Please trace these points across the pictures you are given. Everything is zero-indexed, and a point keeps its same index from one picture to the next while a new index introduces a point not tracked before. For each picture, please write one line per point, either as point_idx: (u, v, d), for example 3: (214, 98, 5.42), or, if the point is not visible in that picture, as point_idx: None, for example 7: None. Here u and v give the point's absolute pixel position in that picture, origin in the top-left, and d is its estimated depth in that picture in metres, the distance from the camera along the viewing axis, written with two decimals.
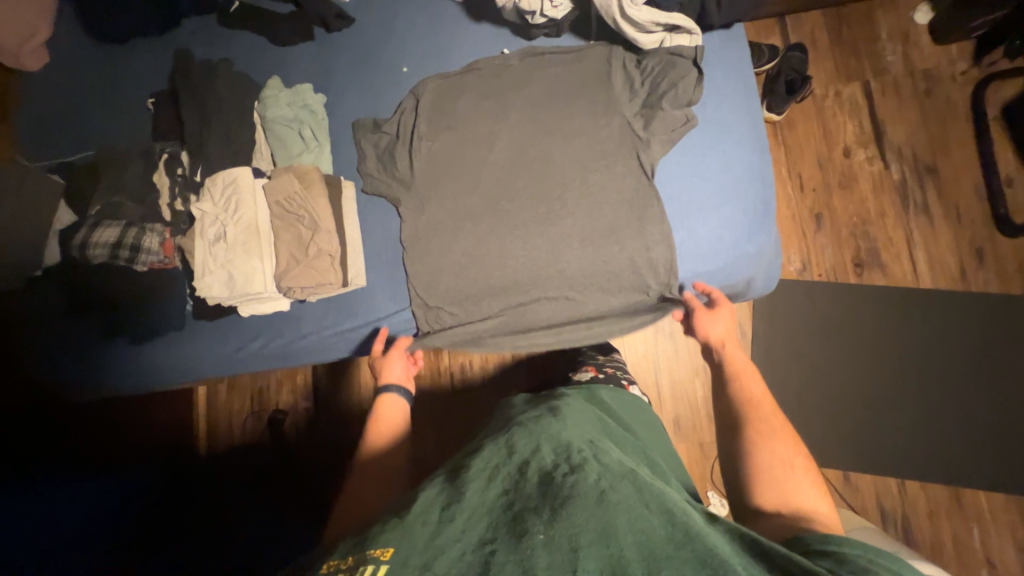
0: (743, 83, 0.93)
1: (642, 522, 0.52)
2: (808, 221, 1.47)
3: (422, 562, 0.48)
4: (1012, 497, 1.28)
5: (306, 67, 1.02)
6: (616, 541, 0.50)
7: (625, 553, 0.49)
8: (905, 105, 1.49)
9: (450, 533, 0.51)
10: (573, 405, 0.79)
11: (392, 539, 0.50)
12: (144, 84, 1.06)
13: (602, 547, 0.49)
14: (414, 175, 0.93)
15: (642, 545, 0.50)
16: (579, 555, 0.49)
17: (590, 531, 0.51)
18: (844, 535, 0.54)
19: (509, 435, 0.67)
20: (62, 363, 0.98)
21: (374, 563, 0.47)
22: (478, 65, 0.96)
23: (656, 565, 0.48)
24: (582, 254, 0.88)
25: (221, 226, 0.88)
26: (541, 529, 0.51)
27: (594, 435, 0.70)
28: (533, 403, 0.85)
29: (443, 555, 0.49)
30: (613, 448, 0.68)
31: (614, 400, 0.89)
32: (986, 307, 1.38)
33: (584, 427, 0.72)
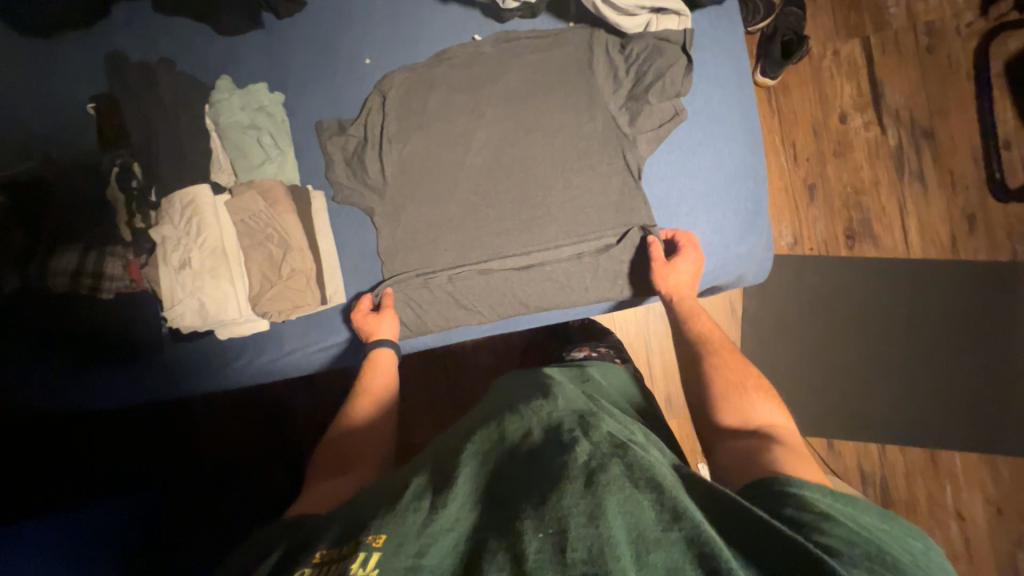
0: (734, 69, 0.92)
1: (632, 502, 0.48)
2: (801, 192, 1.43)
3: (413, 552, 0.46)
4: (985, 456, 1.32)
5: (260, 63, 0.94)
6: (604, 520, 0.46)
7: (615, 534, 0.45)
8: (906, 63, 1.41)
9: (440, 520, 0.50)
10: (563, 384, 0.76)
11: (385, 527, 0.49)
12: (67, 81, 0.93)
13: (589, 526, 0.45)
14: (386, 181, 0.89)
15: (632, 527, 0.46)
16: (567, 536, 0.45)
17: (578, 512, 0.47)
18: (804, 478, 0.57)
19: (499, 418, 0.65)
20: (29, 390, 0.89)
21: (366, 551, 0.46)
22: (448, 55, 0.92)
23: (646, 549, 0.45)
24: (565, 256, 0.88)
25: (185, 251, 0.84)
26: (529, 512, 0.49)
27: (586, 408, 0.67)
28: (523, 379, 0.82)
29: (434, 544, 0.48)
30: (605, 420, 0.64)
31: (604, 378, 0.88)
32: (973, 274, 1.38)
33: (574, 403, 0.68)
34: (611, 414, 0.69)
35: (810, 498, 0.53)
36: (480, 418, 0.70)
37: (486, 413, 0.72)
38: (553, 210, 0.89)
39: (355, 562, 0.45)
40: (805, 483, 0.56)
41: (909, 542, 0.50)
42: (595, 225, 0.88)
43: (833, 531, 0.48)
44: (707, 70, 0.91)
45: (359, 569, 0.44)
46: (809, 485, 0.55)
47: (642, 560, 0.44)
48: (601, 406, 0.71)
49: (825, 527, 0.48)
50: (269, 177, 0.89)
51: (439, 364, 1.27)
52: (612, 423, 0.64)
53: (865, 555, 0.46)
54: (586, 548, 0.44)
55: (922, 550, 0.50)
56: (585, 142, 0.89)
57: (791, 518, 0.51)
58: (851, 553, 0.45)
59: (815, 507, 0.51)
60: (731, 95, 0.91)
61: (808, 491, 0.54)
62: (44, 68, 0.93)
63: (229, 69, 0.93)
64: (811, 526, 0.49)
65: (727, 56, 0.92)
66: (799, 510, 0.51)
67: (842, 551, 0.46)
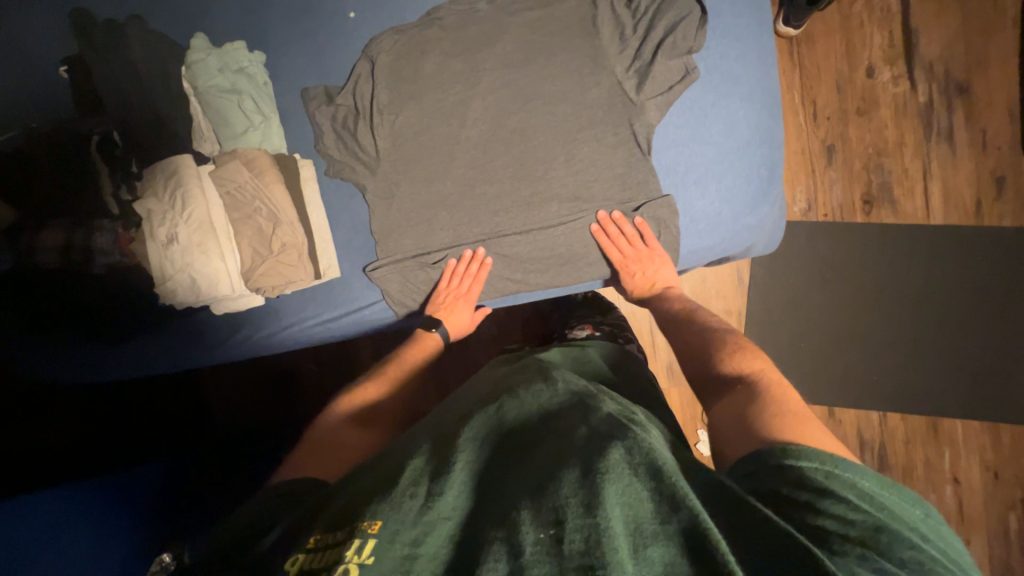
0: (753, 21, 0.84)
1: (632, 491, 0.48)
2: (818, 154, 1.35)
3: (409, 541, 0.47)
4: (987, 424, 1.32)
5: (237, 19, 0.87)
6: (601, 511, 0.45)
7: (612, 527, 0.44)
8: (944, 8, 1.28)
9: (437, 508, 0.50)
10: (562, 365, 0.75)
11: (382, 511, 0.49)
12: (30, 42, 0.87)
13: (585, 518, 0.45)
14: (379, 153, 0.84)
15: (630, 519, 0.46)
16: (564, 529, 0.45)
17: (575, 504, 0.46)
18: (796, 442, 0.53)
19: (499, 401, 0.64)
20: (36, 365, 0.92)
21: (362, 538, 0.46)
22: (440, 13, 0.85)
23: (644, 542, 0.45)
24: (568, 228, 0.85)
25: (172, 225, 0.81)
26: (525, 503, 0.48)
27: (587, 392, 0.65)
28: (521, 363, 0.81)
29: (430, 533, 0.48)
30: (606, 402, 0.63)
31: (603, 359, 0.86)
32: (995, 241, 1.32)
33: (574, 383, 0.67)
34: (613, 395, 0.67)
35: (804, 469, 0.50)
36: (480, 400, 0.69)
37: (487, 393, 0.72)
38: (554, 178, 0.84)
39: (350, 549, 0.45)
40: (797, 448, 0.52)
41: (909, 509, 0.48)
42: (597, 196, 0.84)
43: (826, 510, 0.46)
44: (724, 19, 0.83)
45: (355, 555, 0.44)
46: (805, 451, 0.52)
47: (639, 553, 0.44)
48: (603, 386, 0.70)
49: (818, 508, 0.46)
50: (253, 145, 0.84)
51: None
52: (614, 404, 0.62)
53: (859, 540, 0.44)
54: (583, 539, 0.43)
55: (921, 516, 0.48)
56: (587, 103, 0.83)
57: (781, 493, 0.49)
58: (845, 538, 0.44)
59: (810, 482, 0.49)
60: (749, 49, 0.84)
61: (804, 460, 0.51)
62: (8, 27, 0.87)
63: (205, 25, 0.87)
64: (805, 507, 0.47)
65: (747, 3, 0.84)
66: (791, 486, 0.49)
67: (833, 536, 0.44)
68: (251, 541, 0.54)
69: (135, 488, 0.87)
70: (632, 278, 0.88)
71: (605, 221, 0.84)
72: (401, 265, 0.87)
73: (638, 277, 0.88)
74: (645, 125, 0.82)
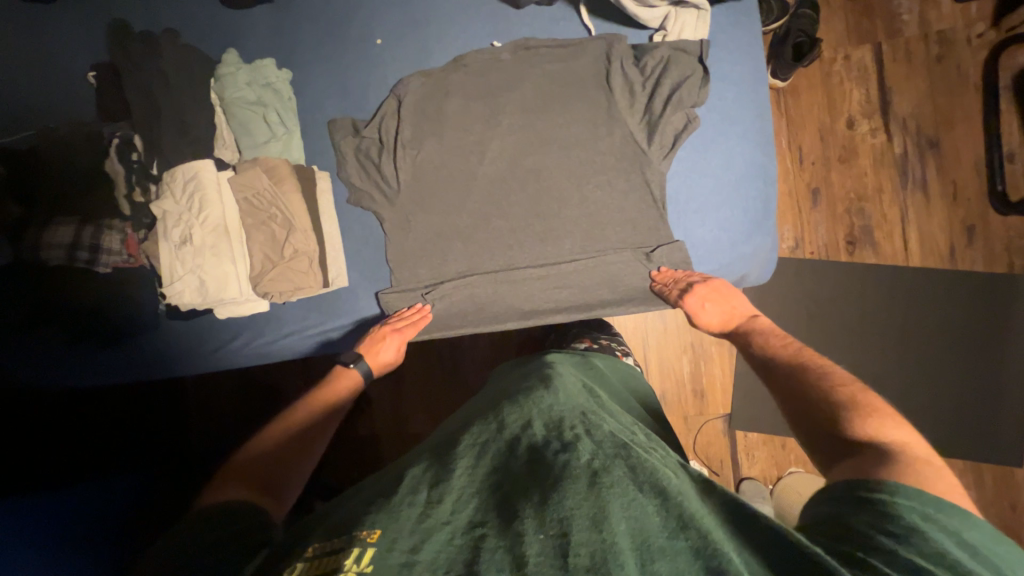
0: (749, 69, 0.91)
1: (637, 506, 0.49)
2: (804, 196, 1.43)
3: (408, 547, 0.46)
4: (969, 463, 1.35)
5: (267, 39, 0.92)
6: (607, 527, 0.46)
7: (617, 540, 0.45)
8: (915, 71, 1.41)
9: (437, 515, 0.49)
10: (562, 373, 0.77)
11: (379, 521, 0.48)
12: (61, 48, 0.90)
13: (591, 533, 0.46)
14: (399, 185, 0.88)
15: (635, 532, 0.46)
16: (569, 540, 0.45)
17: (581, 517, 0.47)
18: (898, 482, 0.52)
19: (498, 409, 0.65)
20: (23, 361, 0.89)
21: (361, 547, 0.45)
22: (465, 59, 0.90)
23: (649, 556, 0.45)
24: (574, 247, 0.89)
25: (187, 227, 0.83)
26: (529, 512, 0.49)
27: (589, 407, 0.66)
28: (525, 367, 0.84)
29: (430, 539, 0.47)
30: (607, 419, 0.65)
31: (605, 367, 0.88)
32: (969, 286, 1.40)
33: (575, 393, 0.69)
34: (613, 411, 0.70)
35: (900, 505, 0.49)
36: (481, 409, 0.70)
37: (490, 401, 0.73)
38: (562, 202, 0.88)
39: (348, 558, 0.44)
40: (897, 488, 0.51)
41: (1012, 570, 0.46)
42: (601, 220, 0.88)
43: (919, 547, 0.45)
44: (722, 67, 0.91)
45: (354, 563, 0.44)
46: (902, 491, 0.51)
47: (646, 567, 0.44)
48: (604, 399, 0.72)
49: (913, 543, 0.45)
50: (274, 155, 0.87)
51: (436, 352, 1.26)
52: (614, 421, 0.65)
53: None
54: (589, 555, 0.44)
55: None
56: (596, 135, 0.88)
57: (873, 521, 0.48)
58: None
59: (898, 518, 0.48)
60: (745, 93, 0.91)
61: (901, 498, 0.50)
62: (43, 34, 0.90)
63: (236, 43, 0.91)
64: (889, 545, 0.45)
65: (743, 53, 0.91)
66: (880, 521, 0.48)
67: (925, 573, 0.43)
68: (241, 551, 0.52)
69: (104, 502, 0.81)
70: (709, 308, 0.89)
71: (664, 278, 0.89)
72: (408, 273, 0.89)
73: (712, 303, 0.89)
74: (656, 171, 0.88)
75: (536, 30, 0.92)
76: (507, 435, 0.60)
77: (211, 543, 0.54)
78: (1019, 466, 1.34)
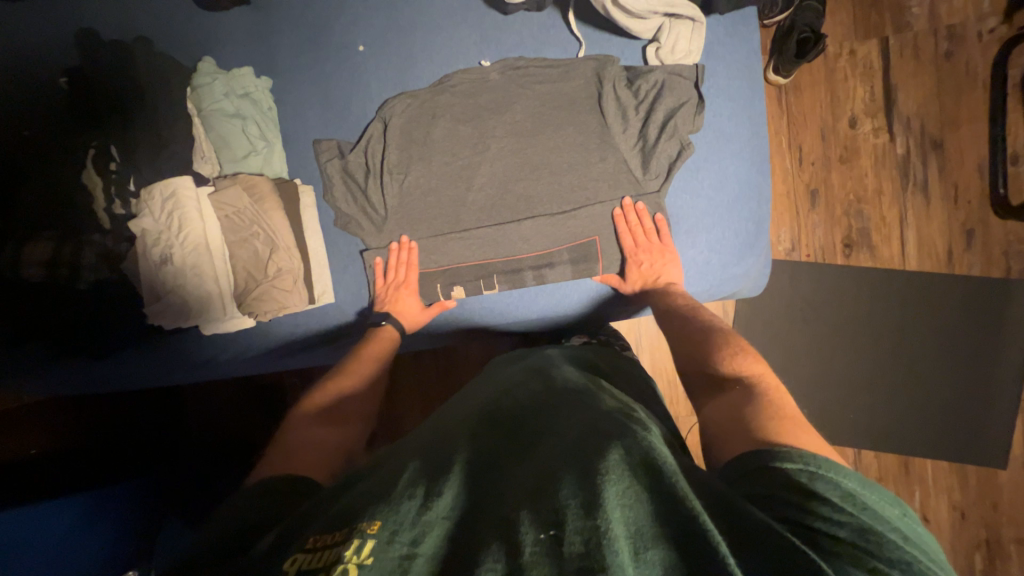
0: (745, 79, 0.89)
1: (632, 493, 0.45)
2: (803, 197, 1.40)
3: (409, 539, 0.44)
4: (954, 465, 1.37)
5: (245, 45, 0.88)
6: (602, 512, 0.43)
7: (612, 528, 0.42)
8: (922, 68, 1.36)
9: (437, 508, 0.47)
10: (564, 367, 0.74)
11: (380, 512, 0.46)
12: (28, 53, 0.86)
13: (585, 520, 0.43)
14: (386, 213, 0.87)
15: (631, 521, 0.43)
16: (564, 530, 0.42)
17: (574, 505, 0.44)
18: (789, 447, 0.53)
19: (498, 405, 0.64)
20: (17, 378, 0.88)
21: (361, 538, 0.44)
22: (451, 80, 0.87)
23: (643, 544, 0.42)
24: (567, 276, 0.88)
25: (166, 246, 0.82)
26: (524, 503, 0.46)
27: (586, 395, 0.64)
28: (523, 362, 0.79)
29: (430, 532, 0.45)
30: (605, 403, 0.62)
31: (601, 358, 0.83)
32: (965, 290, 1.39)
33: (571, 385, 0.67)
34: (611, 393, 0.66)
35: (789, 471, 0.50)
36: (480, 403, 0.67)
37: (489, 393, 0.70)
38: (549, 225, 0.86)
39: (349, 549, 0.43)
40: (786, 452, 0.52)
41: (889, 508, 0.47)
42: (597, 244, 0.87)
43: (815, 512, 0.46)
44: (717, 80, 0.88)
45: (354, 555, 0.42)
46: (789, 453, 0.52)
47: (640, 555, 0.41)
48: (603, 385, 0.69)
49: (808, 508, 0.46)
50: (253, 170, 0.85)
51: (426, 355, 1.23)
52: (611, 403, 0.61)
53: (850, 540, 0.44)
54: (583, 541, 0.41)
55: (902, 516, 0.47)
56: (588, 159, 0.86)
57: (775, 494, 0.48)
58: (836, 540, 0.44)
59: (795, 483, 0.48)
60: (743, 108, 0.88)
61: (789, 461, 0.51)
62: (6, 36, 0.86)
63: (214, 49, 0.88)
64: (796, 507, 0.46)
65: (740, 63, 0.89)
66: (780, 487, 0.49)
67: (825, 537, 0.44)
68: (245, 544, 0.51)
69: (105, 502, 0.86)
70: (637, 269, 0.87)
71: (628, 206, 0.85)
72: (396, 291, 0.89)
73: (643, 268, 0.87)
74: (647, 204, 0.86)
75: (525, 38, 0.89)
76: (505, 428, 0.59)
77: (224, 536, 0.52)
78: (1003, 468, 1.36)
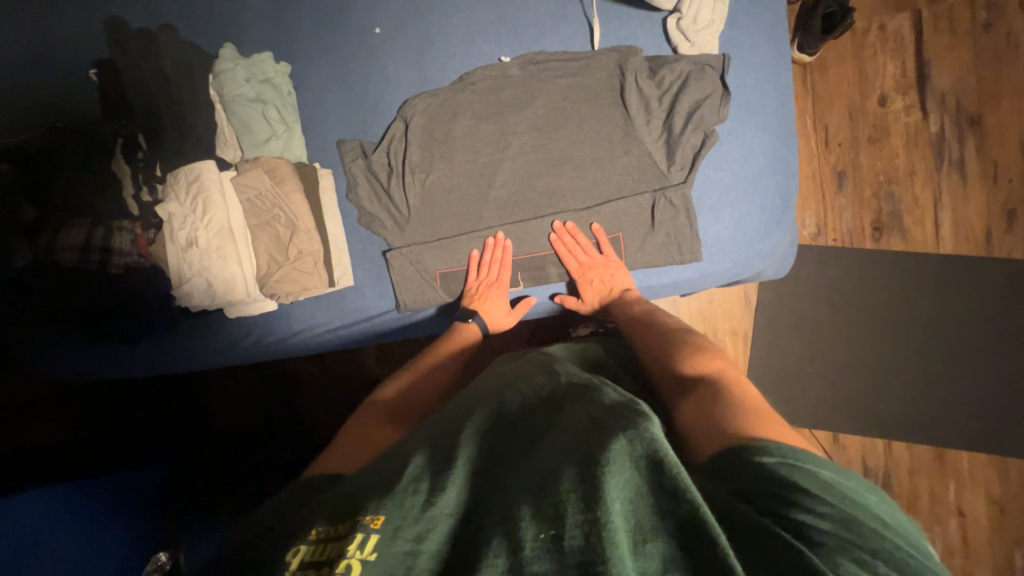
0: (769, 51, 0.86)
1: (631, 484, 0.43)
2: (829, 179, 1.35)
3: (412, 535, 0.44)
4: (992, 457, 1.30)
5: (265, 31, 0.90)
6: (602, 505, 0.41)
7: (613, 521, 0.40)
8: (958, 40, 1.30)
9: (442, 502, 0.46)
10: (567, 360, 0.70)
11: (384, 505, 0.45)
12: (58, 46, 0.89)
13: (585, 513, 0.41)
14: (410, 213, 0.87)
15: (632, 515, 0.42)
16: (563, 526, 0.41)
17: (573, 496, 0.42)
18: (817, 455, 0.51)
19: (502, 396, 0.61)
20: (53, 362, 0.92)
21: (364, 532, 0.43)
22: (473, 78, 0.87)
23: (644, 537, 0.41)
24: None
25: (192, 230, 0.84)
26: (525, 497, 0.44)
27: (587, 381, 0.59)
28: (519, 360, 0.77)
29: (434, 528, 0.45)
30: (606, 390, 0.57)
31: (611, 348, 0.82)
32: (1004, 273, 1.32)
33: (576, 376, 0.61)
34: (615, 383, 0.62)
35: (819, 476, 0.48)
36: (482, 395, 0.64)
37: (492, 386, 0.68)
38: (569, 211, 0.85)
39: (352, 544, 0.42)
40: (815, 458, 0.50)
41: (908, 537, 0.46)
42: (620, 242, 0.87)
43: (808, 510, 0.44)
44: (740, 51, 0.86)
45: (357, 550, 0.42)
46: (820, 462, 0.50)
47: (640, 549, 0.41)
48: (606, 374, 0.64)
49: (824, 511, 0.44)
50: (274, 154, 0.87)
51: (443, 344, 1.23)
52: (614, 390, 0.56)
53: (846, 538, 0.42)
54: (583, 536, 0.40)
55: (877, 502, 0.48)
56: (611, 153, 0.85)
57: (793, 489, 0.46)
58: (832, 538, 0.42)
59: (821, 489, 0.46)
60: (768, 80, 0.86)
61: (820, 469, 0.49)
62: (38, 29, 0.89)
63: (234, 37, 0.89)
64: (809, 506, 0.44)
65: (765, 34, 0.86)
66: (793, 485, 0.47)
67: (819, 534, 0.42)
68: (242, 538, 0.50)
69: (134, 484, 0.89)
70: (590, 287, 0.86)
71: (560, 229, 0.85)
72: (415, 288, 0.88)
73: (595, 285, 0.86)
74: (674, 197, 0.84)
75: (542, 15, 0.88)
76: (510, 422, 0.57)
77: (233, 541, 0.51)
78: None
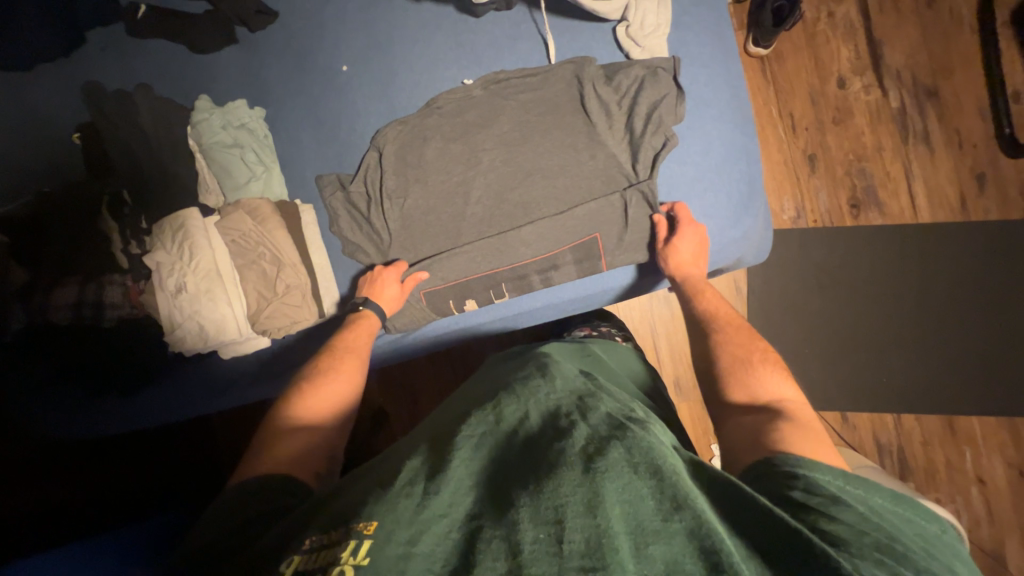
0: (717, 48, 0.90)
1: (632, 490, 0.44)
2: (801, 162, 1.38)
3: (406, 539, 0.43)
4: (1003, 420, 1.29)
5: (236, 81, 0.93)
6: (602, 511, 0.42)
7: (613, 526, 0.41)
8: (904, 19, 1.35)
9: (436, 504, 0.45)
10: (563, 362, 0.68)
11: (377, 511, 0.45)
12: (39, 115, 0.92)
13: (586, 517, 0.42)
14: (391, 237, 0.89)
15: (631, 517, 0.42)
16: (563, 528, 0.41)
17: (575, 502, 0.43)
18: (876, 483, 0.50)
19: (495, 397, 0.58)
20: (47, 419, 0.92)
21: (358, 539, 0.43)
22: (438, 103, 0.90)
23: (644, 539, 0.41)
24: (572, 276, 0.89)
25: (180, 277, 0.85)
26: (523, 498, 0.44)
27: (587, 388, 0.59)
28: (519, 359, 0.76)
29: (428, 531, 0.44)
30: (606, 399, 0.57)
31: (598, 349, 0.84)
32: (985, 235, 1.34)
33: (571, 379, 0.61)
34: (611, 391, 0.62)
35: (870, 501, 0.48)
36: (477, 399, 0.63)
37: (484, 389, 0.67)
38: (544, 217, 0.87)
39: (346, 550, 0.42)
40: (871, 485, 0.50)
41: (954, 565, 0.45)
42: (599, 244, 0.87)
43: (839, 518, 0.45)
44: (690, 51, 0.90)
45: (350, 557, 0.42)
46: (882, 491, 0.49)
47: (641, 551, 0.41)
48: (603, 380, 0.64)
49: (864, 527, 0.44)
50: (255, 195, 0.89)
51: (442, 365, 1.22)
52: (611, 402, 0.57)
53: (874, 544, 0.43)
54: (583, 540, 0.41)
55: (931, 534, 0.47)
56: (579, 160, 0.87)
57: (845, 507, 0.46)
58: (858, 544, 0.43)
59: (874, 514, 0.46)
60: (718, 75, 0.90)
61: (877, 495, 0.49)
62: (18, 101, 0.92)
63: (208, 89, 0.93)
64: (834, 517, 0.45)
65: (711, 34, 0.91)
66: (807, 492, 0.48)
67: (851, 542, 0.43)
68: (242, 542, 0.52)
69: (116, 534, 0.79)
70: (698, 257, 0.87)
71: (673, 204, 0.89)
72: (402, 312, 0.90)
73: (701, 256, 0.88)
74: (647, 198, 0.86)
75: (497, 37, 0.92)
76: (504, 426, 0.54)
77: (222, 536, 0.55)
78: None
